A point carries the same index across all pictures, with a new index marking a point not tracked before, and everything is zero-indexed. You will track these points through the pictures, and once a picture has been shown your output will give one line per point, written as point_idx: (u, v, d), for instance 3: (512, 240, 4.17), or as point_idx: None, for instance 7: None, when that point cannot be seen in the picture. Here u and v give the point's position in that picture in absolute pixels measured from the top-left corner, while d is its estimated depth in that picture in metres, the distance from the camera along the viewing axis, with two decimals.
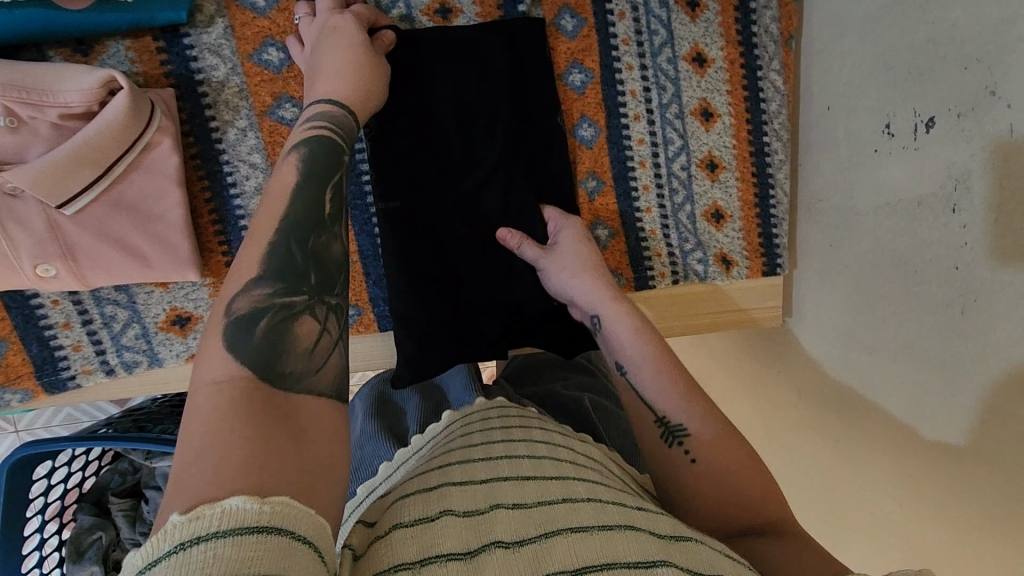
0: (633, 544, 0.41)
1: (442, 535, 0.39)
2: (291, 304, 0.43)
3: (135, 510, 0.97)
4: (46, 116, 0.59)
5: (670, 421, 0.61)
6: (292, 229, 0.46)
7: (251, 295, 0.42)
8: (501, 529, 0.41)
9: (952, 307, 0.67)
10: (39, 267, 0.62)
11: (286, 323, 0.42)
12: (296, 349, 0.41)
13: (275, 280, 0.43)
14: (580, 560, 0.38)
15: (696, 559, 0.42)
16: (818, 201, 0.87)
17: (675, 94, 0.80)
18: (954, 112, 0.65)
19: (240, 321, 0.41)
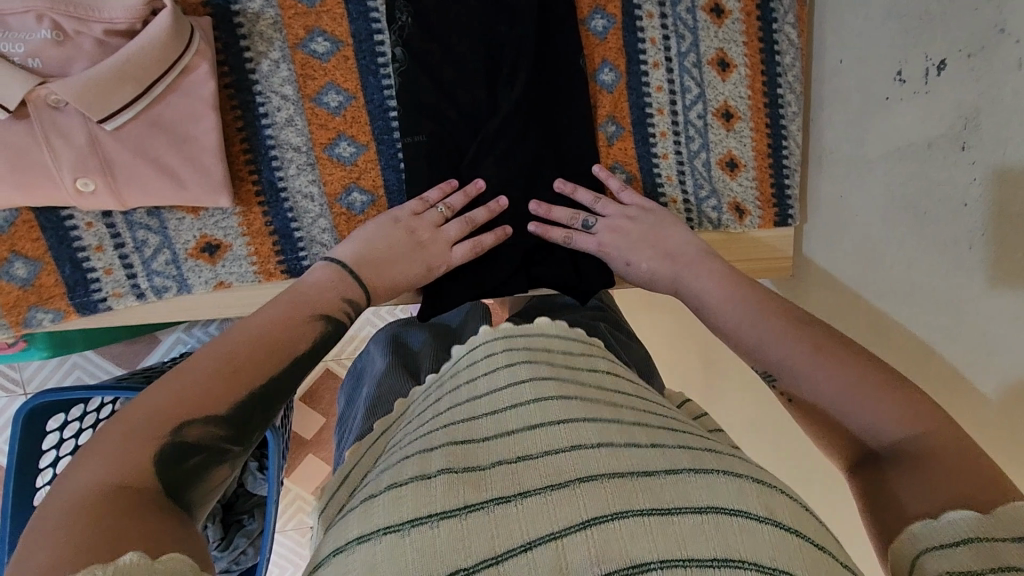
0: (643, 492, 0.41)
1: (435, 495, 0.41)
2: (225, 453, 0.47)
3: None
4: (92, 31, 0.61)
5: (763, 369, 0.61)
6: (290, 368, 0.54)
7: (205, 426, 0.46)
8: (500, 486, 0.42)
9: (960, 244, 0.70)
10: (78, 181, 0.63)
11: (213, 467, 0.46)
12: (201, 490, 0.45)
13: (228, 428, 0.47)
14: (587, 513, 0.39)
15: (718, 491, 0.41)
16: (830, 153, 0.89)
17: (693, 43, 0.83)
18: (964, 53, 0.67)
19: (179, 444, 0.44)
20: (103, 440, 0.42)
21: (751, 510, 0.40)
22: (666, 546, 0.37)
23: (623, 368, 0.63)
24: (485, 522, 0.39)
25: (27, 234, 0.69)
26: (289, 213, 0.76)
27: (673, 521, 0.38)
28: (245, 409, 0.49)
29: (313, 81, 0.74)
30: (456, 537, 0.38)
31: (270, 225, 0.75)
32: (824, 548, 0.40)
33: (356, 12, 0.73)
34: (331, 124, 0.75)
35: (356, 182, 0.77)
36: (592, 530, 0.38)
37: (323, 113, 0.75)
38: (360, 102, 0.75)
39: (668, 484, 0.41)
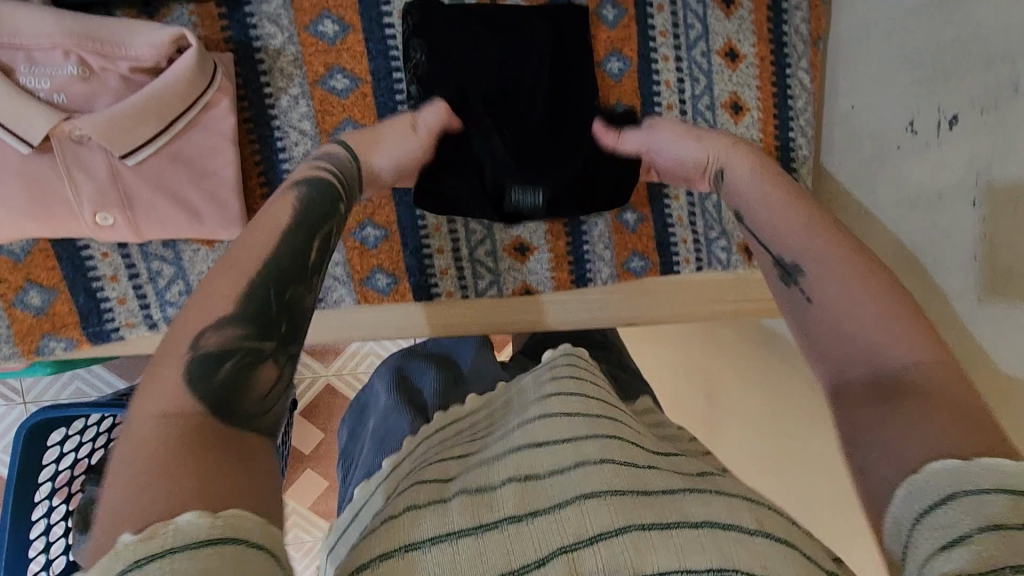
0: (648, 507, 0.40)
1: (452, 516, 0.41)
2: (258, 349, 0.43)
3: None
4: (117, 68, 0.62)
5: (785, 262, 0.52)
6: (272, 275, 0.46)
7: (227, 331, 0.42)
8: (511, 505, 0.41)
9: (969, 296, 0.69)
10: (98, 214, 0.63)
11: (249, 367, 0.42)
12: (251, 393, 0.41)
13: (248, 324, 0.43)
14: (597, 526, 0.38)
15: (711, 507, 0.41)
16: (840, 196, 0.90)
17: (707, 86, 0.84)
18: (977, 108, 0.68)
19: (205, 358, 0.41)
20: (150, 378, 0.40)
21: (743, 524, 0.39)
22: (665, 558, 0.36)
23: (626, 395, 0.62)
24: (501, 540, 0.39)
25: (44, 263, 0.70)
26: None
27: (672, 535, 0.38)
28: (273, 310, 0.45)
29: (331, 117, 0.74)
30: (473, 555, 0.38)
31: None
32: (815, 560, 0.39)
33: (375, 51, 0.74)
34: None
35: (370, 217, 0.79)
36: (599, 544, 0.37)
37: None
38: None
39: (666, 501, 0.41)
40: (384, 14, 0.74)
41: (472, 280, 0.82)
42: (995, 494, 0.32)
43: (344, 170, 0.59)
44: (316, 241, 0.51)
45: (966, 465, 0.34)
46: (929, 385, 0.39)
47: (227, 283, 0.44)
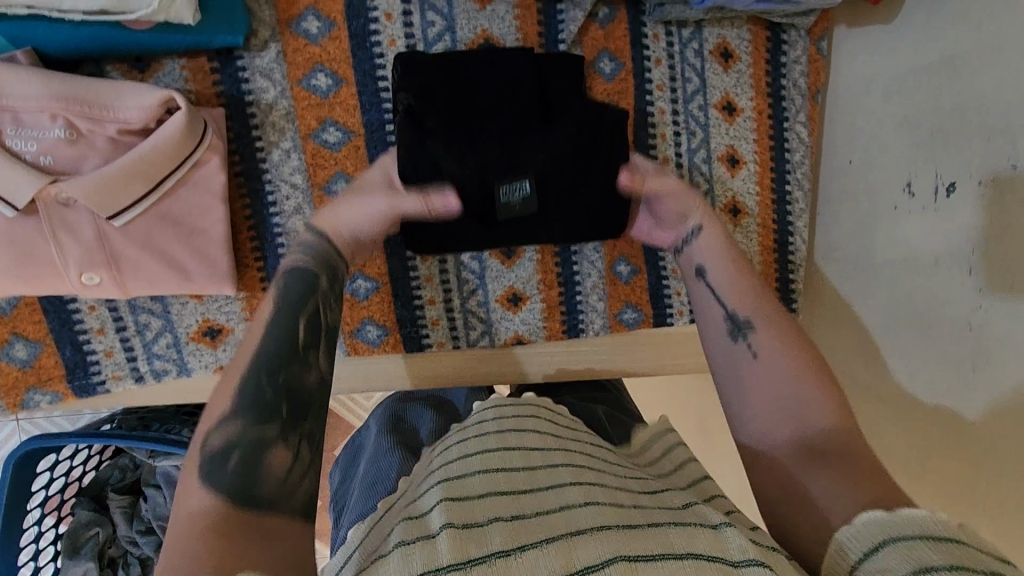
0: (632, 541, 0.41)
1: (440, 550, 0.40)
2: (262, 436, 0.49)
3: (133, 507, 1.01)
4: (105, 130, 0.61)
5: (738, 318, 0.63)
6: (261, 363, 0.52)
7: (231, 427, 0.49)
8: (500, 540, 0.41)
9: (963, 365, 0.69)
10: (84, 275, 0.63)
11: (255, 454, 0.48)
12: (267, 477, 0.47)
13: (248, 415, 0.50)
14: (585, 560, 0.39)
15: (695, 536, 0.42)
16: (835, 250, 0.89)
17: (704, 140, 0.83)
18: (975, 180, 0.67)
19: (214, 455, 0.47)
20: (182, 486, 0.47)
21: (726, 555, 0.41)
22: None
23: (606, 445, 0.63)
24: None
25: (29, 316, 0.69)
26: None
27: (660, 564, 0.39)
28: (270, 401, 0.51)
29: (323, 171, 0.74)
30: None
31: None
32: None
33: (368, 104, 0.73)
34: None
35: (361, 269, 0.78)
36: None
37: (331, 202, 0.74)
38: None
39: (651, 534, 0.42)
40: (378, 67, 0.73)
41: (463, 331, 0.81)
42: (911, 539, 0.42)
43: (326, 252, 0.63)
44: (302, 319, 0.57)
45: (886, 518, 0.44)
46: (844, 450, 0.52)
47: (230, 384, 0.52)
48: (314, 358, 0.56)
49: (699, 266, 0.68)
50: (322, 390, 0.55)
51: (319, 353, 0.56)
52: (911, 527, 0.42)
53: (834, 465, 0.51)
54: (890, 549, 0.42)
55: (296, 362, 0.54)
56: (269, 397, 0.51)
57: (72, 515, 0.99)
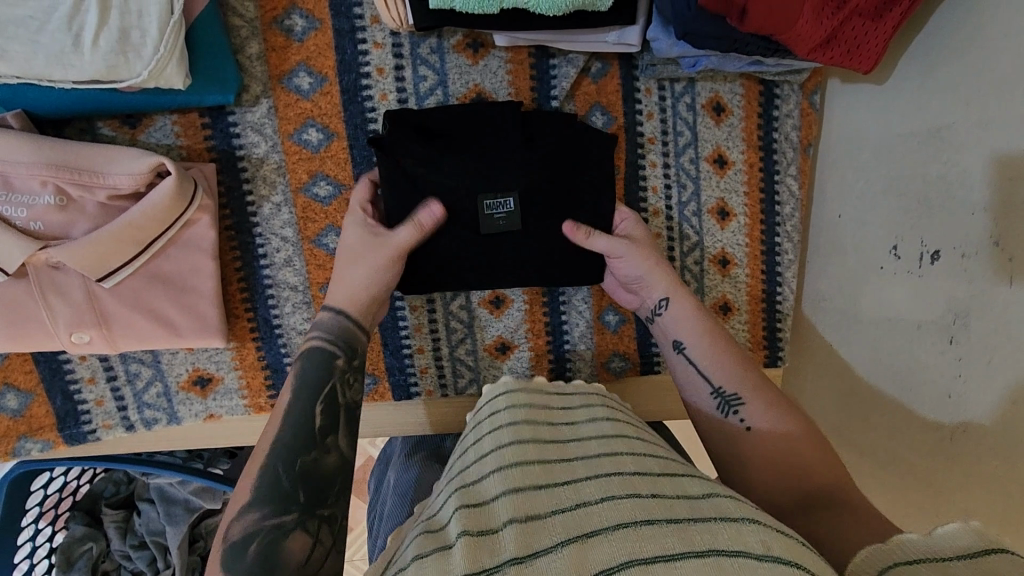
0: (653, 539, 0.41)
1: (455, 562, 0.42)
2: (281, 524, 0.54)
3: (126, 522, 1.03)
4: (95, 195, 0.61)
5: (726, 391, 0.65)
6: (280, 458, 0.58)
7: (243, 519, 0.54)
8: (513, 547, 0.42)
9: (941, 431, 0.71)
10: (74, 334, 0.64)
11: (275, 542, 0.53)
12: (286, 563, 0.52)
13: (266, 505, 0.55)
14: (601, 563, 0.40)
15: (717, 534, 0.41)
16: (823, 300, 0.90)
17: (694, 193, 0.83)
18: (959, 251, 0.68)
19: (235, 548, 0.53)
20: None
21: (750, 548, 0.40)
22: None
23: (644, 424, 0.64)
24: None
25: (20, 366, 0.70)
26: (282, 349, 0.76)
27: (676, 565, 0.38)
28: (286, 487, 0.56)
29: (314, 224, 0.74)
30: None
31: (262, 360, 0.76)
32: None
33: (359, 158, 0.73)
34: (329, 265, 0.75)
35: None
36: None
37: (321, 254, 0.75)
38: None
39: (671, 530, 0.42)
40: (369, 122, 0.73)
41: (451, 379, 0.82)
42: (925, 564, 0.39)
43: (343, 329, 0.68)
44: (319, 404, 0.63)
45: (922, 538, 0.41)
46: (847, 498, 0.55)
47: (251, 476, 0.57)
48: (332, 442, 0.62)
49: (676, 338, 0.70)
50: (338, 470, 0.60)
51: (337, 437, 0.62)
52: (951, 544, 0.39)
53: (831, 510, 0.54)
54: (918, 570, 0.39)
55: (311, 449, 0.60)
56: (287, 484, 0.57)
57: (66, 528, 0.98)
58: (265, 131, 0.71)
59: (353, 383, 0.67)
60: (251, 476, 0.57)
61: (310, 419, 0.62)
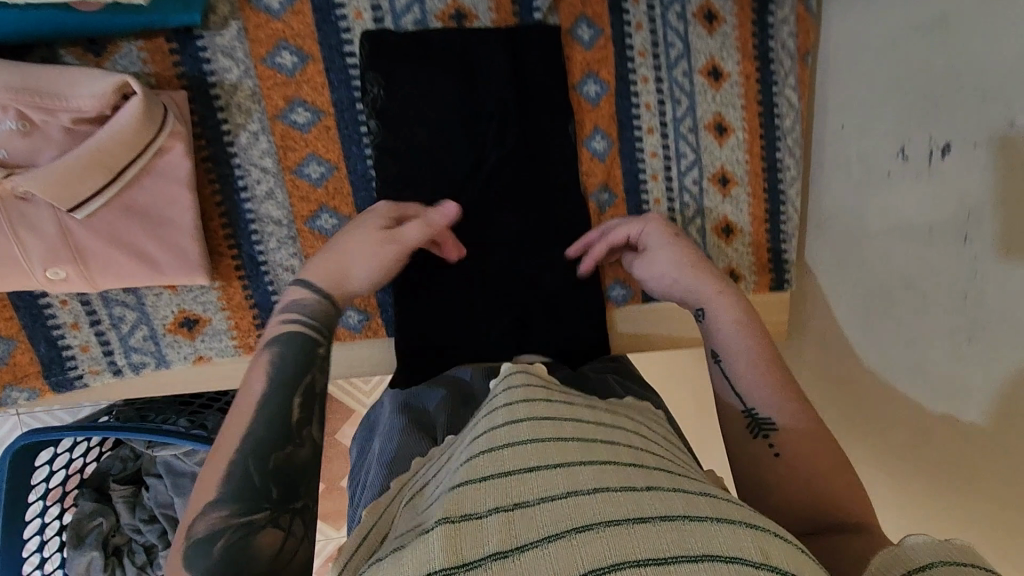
0: (656, 540, 0.33)
1: (416, 561, 0.34)
2: (251, 522, 0.45)
3: (133, 496, 1.08)
4: (59, 120, 0.58)
5: (759, 413, 0.58)
6: (249, 454, 0.48)
7: (210, 516, 0.45)
8: (498, 540, 0.34)
9: (958, 335, 0.68)
10: (49, 271, 0.61)
11: (244, 541, 0.44)
12: (257, 566, 0.43)
13: (232, 503, 0.46)
14: (590, 565, 0.32)
15: (737, 539, 0.34)
16: (829, 218, 0.87)
17: (690, 108, 0.80)
18: (971, 142, 0.64)
19: (197, 548, 0.44)
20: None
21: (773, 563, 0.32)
22: None
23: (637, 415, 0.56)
24: None
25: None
26: (270, 287, 0.74)
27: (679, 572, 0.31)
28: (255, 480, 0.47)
29: (294, 153, 0.71)
30: None
31: (250, 299, 0.74)
32: None
33: (337, 81, 0.70)
34: (313, 196, 0.73)
35: None
36: None
37: (304, 185, 0.72)
38: (342, 173, 0.73)
39: (675, 529, 0.34)
40: (345, 42, 0.70)
41: None
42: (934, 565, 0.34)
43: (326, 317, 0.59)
44: (297, 396, 0.53)
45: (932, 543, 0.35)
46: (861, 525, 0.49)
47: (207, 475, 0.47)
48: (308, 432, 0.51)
49: (713, 348, 0.63)
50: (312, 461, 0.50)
51: (313, 429, 0.52)
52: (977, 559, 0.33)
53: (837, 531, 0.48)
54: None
55: (286, 442, 0.50)
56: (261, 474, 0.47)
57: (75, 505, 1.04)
58: (236, 54, 0.68)
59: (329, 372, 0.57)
60: (213, 471, 0.47)
61: (284, 412, 0.51)
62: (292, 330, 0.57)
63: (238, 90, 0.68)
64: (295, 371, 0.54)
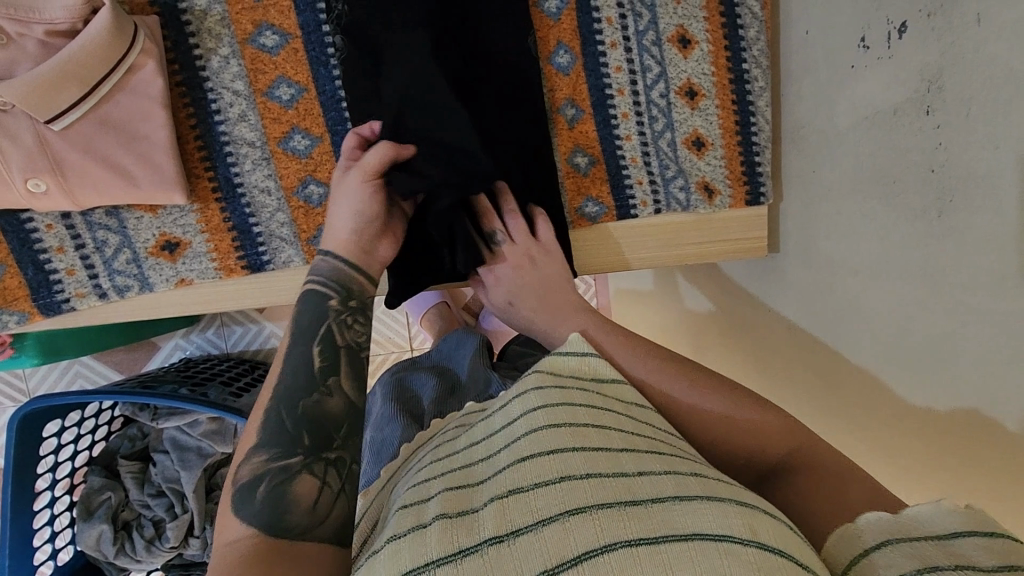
0: (637, 521, 0.43)
1: (430, 544, 0.44)
2: (288, 467, 0.56)
3: (141, 472, 1.31)
4: (33, 33, 0.63)
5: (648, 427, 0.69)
6: (282, 401, 0.60)
7: (252, 463, 0.57)
8: (491, 527, 0.45)
9: (929, 213, 0.67)
10: (29, 181, 0.65)
11: (283, 486, 0.55)
12: (297, 508, 0.54)
13: (271, 448, 0.57)
14: (580, 546, 0.42)
15: (702, 516, 0.44)
16: (800, 128, 0.86)
17: (651, 21, 0.81)
18: (925, 13, 0.64)
19: (245, 489, 0.55)
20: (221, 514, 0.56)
21: (732, 532, 0.43)
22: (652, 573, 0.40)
23: (613, 384, 0.64)
24: (481, 564, 0.42)
25: None
26: (246, 209, 0.76)
27: (659, 549, 0.41)
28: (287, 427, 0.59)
29: (264, 75, 0.74)
30: None
31: (228, 221, 0.76)
32: (802, 565, 0.42)
33: (302, 4, 0.73)
34: (284, 118, 0.75)
35: (312, 174, 0.77)
36: (582, 567, 0.41)
37: (275, 107, 0.75)
38: (312, 94, 0.75)
39: (654, 512, 0.44)
40: None
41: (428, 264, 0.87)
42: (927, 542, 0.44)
43: (346, 276, 0.71)
44: (317, 346, 0.65)
45: (889, 520, 0.48)
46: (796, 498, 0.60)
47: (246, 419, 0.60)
48: (334, 384, 0.63)
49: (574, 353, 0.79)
50: (345, 413, 0.61)
51: (339, 379, 0.63)
52: (961, 556, 0.42)
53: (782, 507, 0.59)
54: (887, 551, 0.45)
55: (315, 391, 0.62)
56: (286, 427, 0.59)
57: (86, 481, 1.27)
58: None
59: (351, 325, 0.68)
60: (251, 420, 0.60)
61: (311, 363, 0.63)
62: (313, 287, 0.69)
63: (206, 13, 0.71)
64: (309, 325, 0.66)
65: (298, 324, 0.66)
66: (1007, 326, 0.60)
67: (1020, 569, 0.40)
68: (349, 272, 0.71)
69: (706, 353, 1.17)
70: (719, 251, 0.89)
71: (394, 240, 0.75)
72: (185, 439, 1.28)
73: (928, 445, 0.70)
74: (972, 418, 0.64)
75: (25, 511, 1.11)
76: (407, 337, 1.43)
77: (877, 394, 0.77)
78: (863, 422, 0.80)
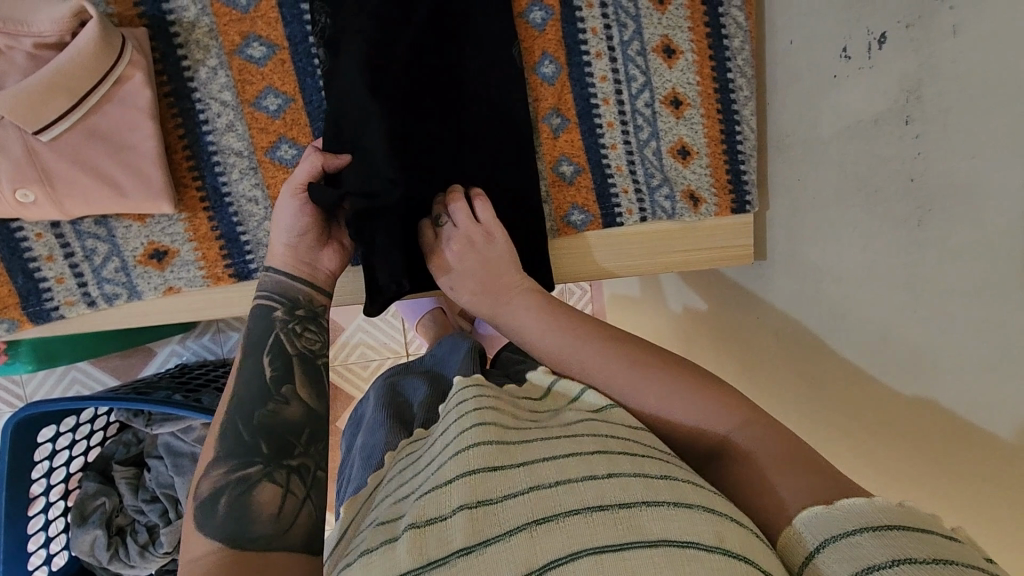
0: (605, 529, 0.44)
1: (401, 555, 0.45)
2: (247, 477, 0.58)
3: (135, 477, 1.32)
4: (22, 45, 0.64)
5: None
6: (238, 412, 0.62)
7: (213, 476, 0.58)
8: (460, 536, 0.45)
9: (909, 222, 0.67)
10: (18, 192, 0.66)
11: (245, 495, 0.56)
12: (262, 516, 0.55)
13: (230, 460, 0.59)
14: (544, 557, 0.43)
15: (670, 522, 0.44)
16: (785, 137, 0.87)
17: (636, 31, 0.81)
18: (903, 24, 0.65)
19: (208, 501, 0.56)
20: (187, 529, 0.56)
21: (699, 539, 0.43)
22: None
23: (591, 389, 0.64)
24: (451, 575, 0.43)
25: None
26: (234, 217, 0.77)
27: (624, 557, 0.42)
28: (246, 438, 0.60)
29: (251, 86, 0.75)
30: None
31: (215, 230, 0.76)
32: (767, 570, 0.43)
33: (289, 16, 0.74)
34: (271, 128, 0.76)
35: None
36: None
37: (262, 117, 0.76)
38: (298, 104, 0.76)
39: (621, 519, 0.44)
40: None
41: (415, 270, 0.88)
42: (864, 535, 0.45)
43: (289, 289, 0.71)
44: (266, 356, 0.66)
45: (824, 515, 0.49)
46: None
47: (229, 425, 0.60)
48: (288, 393, 0.65)
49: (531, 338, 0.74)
50: (304, 419, 0.64)
51: (292, 387, 0.65)
52: (895, 550, 0.43)
53: None
54: (830, 551, 0.46)
55: (270, 400, 0.63)
56: (245, 438, 0.60)
57: (81, 486, 1.28)
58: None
59: (301, 333, 0.70)
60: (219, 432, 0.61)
61: (263, 375, 0.65)
62: (261, 301, 0.70)
63: (194, 25, 0.72)
64: (258, 338, 0.68)
65: (249, 338, 0.68)
66: (986, 335, 0.60)
67: (948, 562, 0.42)
68: (297, 283, 0.72)
69: (697, 360, 1.17)
70: (706, 259, 0.90)
71: (339, 250, 0.75)
72: (179, 444, 1.29)
73: (911, 452, 0.71)
74: (954, 425, 0.65)
75: (20, 517, 1.11)
76: (401, 343, 1.43)
77: (861, 401, 0.77)
78: (848, 429, 0.80)
